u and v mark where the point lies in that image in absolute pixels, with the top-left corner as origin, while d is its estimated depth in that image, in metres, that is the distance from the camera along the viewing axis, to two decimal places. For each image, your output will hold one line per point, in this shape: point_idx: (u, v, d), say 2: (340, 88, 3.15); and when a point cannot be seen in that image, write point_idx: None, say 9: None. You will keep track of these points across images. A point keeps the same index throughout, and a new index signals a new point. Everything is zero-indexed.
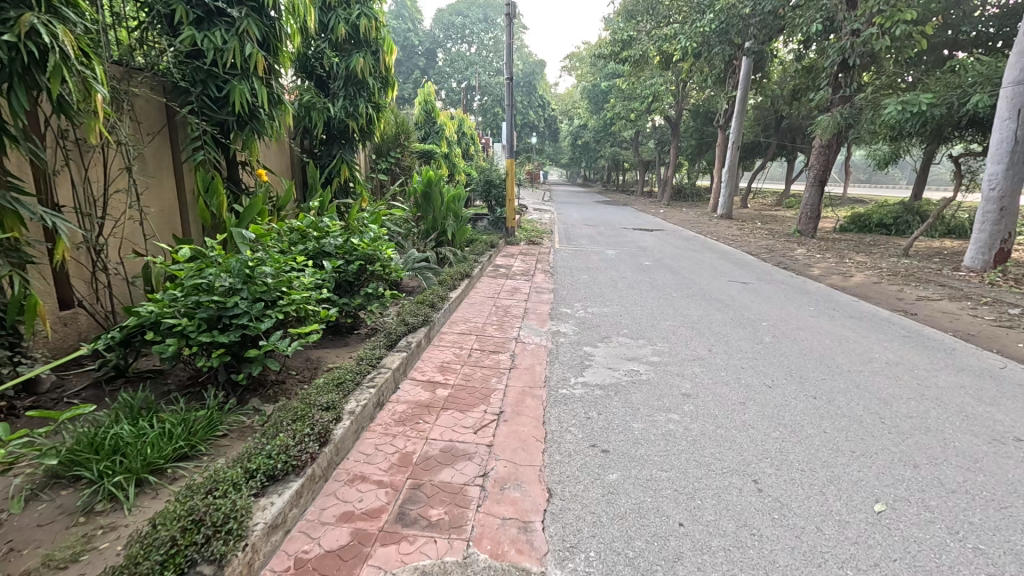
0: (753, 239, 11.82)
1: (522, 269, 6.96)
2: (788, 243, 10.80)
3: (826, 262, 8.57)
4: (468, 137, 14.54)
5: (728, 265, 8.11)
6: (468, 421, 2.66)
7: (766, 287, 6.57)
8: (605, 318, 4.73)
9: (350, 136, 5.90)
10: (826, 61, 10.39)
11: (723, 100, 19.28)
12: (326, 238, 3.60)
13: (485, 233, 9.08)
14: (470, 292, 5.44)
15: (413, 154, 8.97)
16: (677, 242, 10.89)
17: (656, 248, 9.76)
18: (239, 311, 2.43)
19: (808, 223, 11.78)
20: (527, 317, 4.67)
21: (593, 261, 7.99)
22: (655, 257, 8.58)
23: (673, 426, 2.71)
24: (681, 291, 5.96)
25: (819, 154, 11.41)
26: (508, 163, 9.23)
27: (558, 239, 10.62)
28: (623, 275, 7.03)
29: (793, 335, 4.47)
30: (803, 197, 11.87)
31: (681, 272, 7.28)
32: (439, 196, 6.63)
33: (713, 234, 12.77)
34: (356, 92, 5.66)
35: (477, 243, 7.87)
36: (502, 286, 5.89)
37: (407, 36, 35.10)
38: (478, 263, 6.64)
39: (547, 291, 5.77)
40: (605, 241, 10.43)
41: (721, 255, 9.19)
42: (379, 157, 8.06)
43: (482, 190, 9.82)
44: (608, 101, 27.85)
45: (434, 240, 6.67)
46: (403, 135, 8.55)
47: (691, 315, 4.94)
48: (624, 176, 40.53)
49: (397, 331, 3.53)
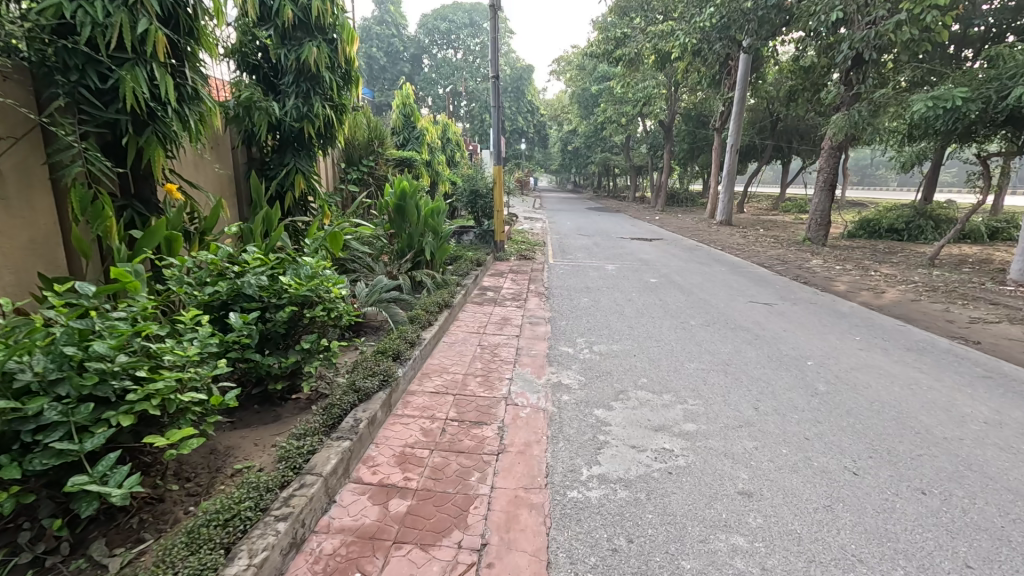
0: (760, 248, 11.03)
1: (514, 292, 6.06)
2: (800, 252, 10.02)
3: (850, 275, 7.76)
4: (453, 143, 13.66)
5: (743, 282, 7.26)
6: (431, 572, 1.73)
7: (795, 309, 5.71)
8: (616, 361, 3.82)
9: (306, 141, 4.98)
10: (838, 56, 9.65)
11: (719, 102, 18.60)
12: (246, 275, 2.67)
13: (471, 248, 8.16)
14: (451, 327, 4.51)
15: (389, 162, 8.08)
16: (681, 253, 10.05)
17: (659, 261, 8.90)
18: (50, 421, 1.49)
19: (819, 230, 11.05)
20: (520, 362, 3.76)
21: (592, 279, 7.11)
22: (661, 273, 7.72)
23: (743, 565, 1.80)
24: (700, 318, 5.08)
25: (829, 156, 10.67)
26: (496, 171, 8.35)
27: (552, 252, 9.74)
28: (628, 296, 6.14)
29: (853, 381, 3.57)
30: (812, 202, 11.13)
31: (693, 292, 6.41)
32: (413, 210, 5.71)
33: (717, 243, 11.98)
34: (310, 88, 4.75)
35: (462, 261, 6.96)
36: (490, 316, 4.99)
37: (391, 42, 34.31)
38: (462, 287, 5.73)
39: (544, 321, 4.87)
40: (604, 254, 9.54)
41: (732, 269, 8.36)
42: (350, 166, 7.35)
43: (467, 200, 8.88)
44: (598, 105, 27.18)
45: (409, 261, 5.74)
46: (379, 141, 7.80)
47: (720, 353, 4.05)
48: (616, 181, 39.91)
49: (342, 401, 2.60)
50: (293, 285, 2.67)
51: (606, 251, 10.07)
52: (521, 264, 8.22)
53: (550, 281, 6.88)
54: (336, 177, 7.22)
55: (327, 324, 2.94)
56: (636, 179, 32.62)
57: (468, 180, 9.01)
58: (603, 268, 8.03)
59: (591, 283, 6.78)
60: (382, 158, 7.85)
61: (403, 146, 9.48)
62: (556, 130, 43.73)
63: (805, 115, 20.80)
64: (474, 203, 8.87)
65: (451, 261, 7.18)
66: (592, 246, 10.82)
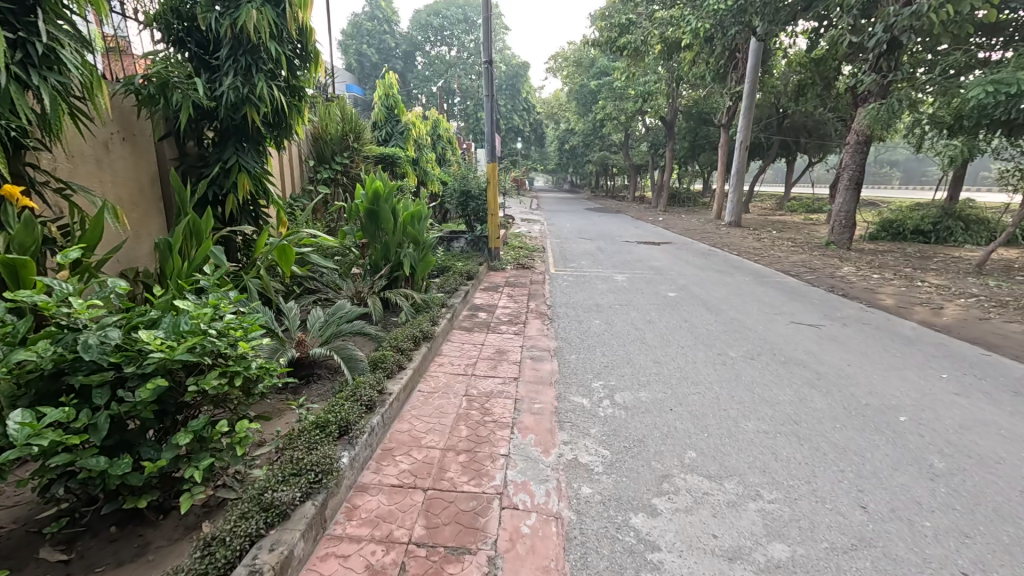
0: (780, 252, 10.10)
1: (510, 313, 5.10)
2: (826, 258, 9.10)
3: (893, 286, 6.82)
4: (445, 140, 12.71)
5: (775, 295, 6.30)
6: None
7: (847, 331, 4.78)
8: (648, 420, 2.86)
9: (252, 133, 4.08)
10: (868, 40, 8.71)
11: (725, 97, 17.66)
12: (87, 329, 1.69)
13: (461, 257, 7.18)
14: (432, 365, 3.56)
15: (368, 159, 7.14)
16: (695, 260, 9.10)
17: (674, 270, 7.94)
18: None
19: (843, 232, 10.12)
20: (520, 422, 2.79)
21: (601, 293, 6.18)
22: (679, 285, 6.77)
23: None
24: (739, 348, 4.14)
25: (855, 150, 9.74)
26: (490, 168, 7.40)
27: (553, 259, 8.81)
28: (646, 315, 5.19)
29: (973, 448, 2.63)
30: (835, 202, 10.21)
31: (721, 309, 5.47)
32: (388, 215, 4.73)
33: (730, 247, 11.03)
34: (251, 65, 3.78)
35: (451, 273, 6.01)
36: (481, 347, 4.03)
37: (382, 39, 33.28)
38: (448, 307, 4.77)
39: (548, 354, 3.91)
40: (610, 262, 8.57)
41: (756, 279, 7.40)
42: (321, 164, 6.46)
43: (457, 202, 7.90)
44: (597, 102, 26.23)
45: (385, 276, 4.77)
46: (356, 135, 6.85)
47: (779, 404, 3.10)
48: (614, 181, 38.96)
49: (240, 534, 1.62)
50: (158, 346, 1.69)
51: (611, 257, 9.13)
52: (519, 275, 7.25)
53: (553, 296, 5.92)
54: (304, 178, 6.29)
55: (233, 396, 1.98)
56: (635, 178, 31.68)
57: (458, 179, 8.01)
58: (612, 279, 7.08)
59: (601, 299, 5.83)
60: (360, 156, 6.90)
61: (385, 142, 8.52)
62: (553, 129, 42.81)
63: (813, 110, 19.90)
64: (464, 206, 7.88)
65: (438, 274, 6.23)
66: (596, 252, 9.86)
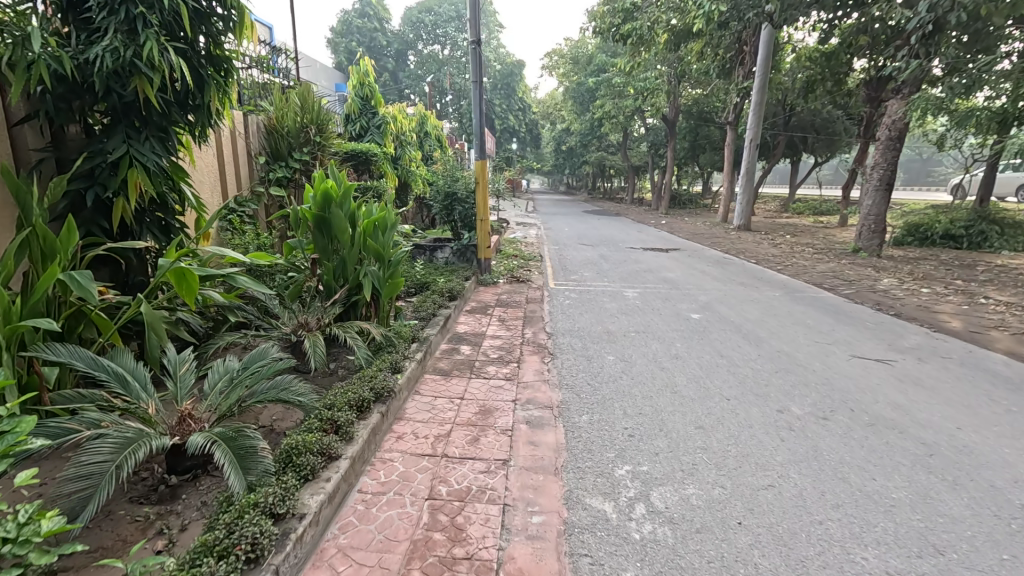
0: (803, 260, 9.12)
1: (501, 345, 4.07)
2: (858, 267, 8.11)
3: (951, 303, 5.83)
4: (432, 138, 11.67)
5: (817, 315, 5.30)
6: None
7: (928, 369, 3.77)
8: (711, 551, 1.82)
9: (150, 113, 3.04)
10: (907, 21, 7.71)
11: (732, 93, 16.71)
12: None
13: (443, 271, 6.13)
14: (388, 440, 2.52)
15: (335, 156, 6.09)
16: (711, 270, 8.10)
17: (690, 283, 6.91)
18: None
19: (872, 237, 9.16)
20: (509, 561, 1.76)
21: (610, 314, 5.16)
22: (701, 302, 5.77)
23: None
24: (803, 401, 3.11)
25: (886, 147, 8.77)
26: (479, 167, 6.37)
27: (552, 270, 7.79)
28: (671, 346, 4.17)
29: None
30: (863, 204, 9.24)
31: (760, 337, 4.45)
32: (343, 223, 3.67)
33: (745, 254, 10.04)
34: (136, 16, 2.73)
35: (431, 293, 4.98)
36: (460, 403, 3.00)
37: (373, 36, 32.34)
38: (422, 341, 3.73)
39: (550, 415, 2.88)
40: (616, 274, 7.54)
41: (786, 294, 6.40)
42: (276, 162, 5.40)
43: (442, 205, 6.81)
44: (595, 100, 25.28)
45: (340, 301, 3.75)
46: (319, 127, 5.79)
47: (898, 511, 2.08)
48: (611, 182, 38.03)
49: None
50: None
51: (616, 267, 8.12)
52: (512, 290, 6.22)
53: (554, 319, 4.88)
54: (253, 178, 5.21)
55: None
56: (634, 179, 30.76)
57: (441, 179, 6.92)
58: (622, 295, 6.05)
59: (612, 323, 4.81)
60: (325, 152, 5.85)
61: (360, 137, 7.44)
62: (549, 129, 41.89)
63: (822, 108, 18.98)
64: (449, 210, 6.79)
65: (416, 292, 5.20)
66: (598, 261, 8.84)
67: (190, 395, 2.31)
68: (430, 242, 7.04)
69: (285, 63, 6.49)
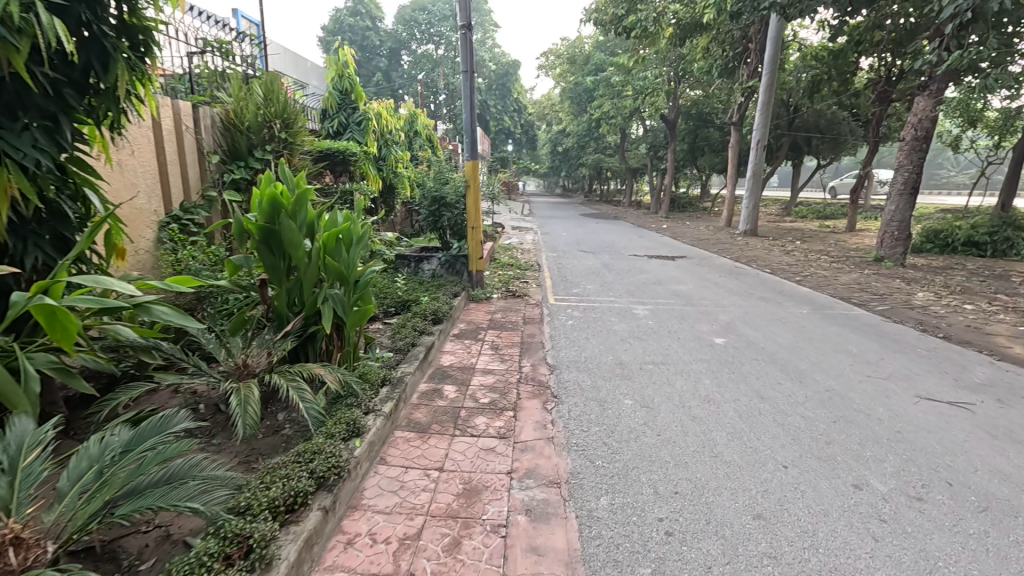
0: (822, 269, 8.45)
1: (494, 384, 3.35)
2: (884, 278, 7.45)
3: (1004, 323, 5.16)
4: (422, 137, 10.95)
5: (857, 340, 4.61)
6: None
7: (1017, 416, 3.08)
8: None
9: (29, 96, 2.29)
10: (940, 10, 7.05)
11: (736, 92, 16.10)
12: None
13: (428, 286, 5.40)
14: (333, 551, 1.79)
15: (305, 155, 5.35)
16: (725, 282, 7.40)
17: (705, 298, 6.22)
18: None
19: (895, 245, 8.51)
20: None
21: (620, 338, 4.46)
22: (722, 323, 5.07)
23: None
24: (883, 472, 2.41)
25: (911, 148, 8.12)
26: (470, 167, 5.65)
27: (551, 281, 7.08)
28: (698, 383, 3.47)
29: None
30: (885, 210, 8.59)
31: (802, 370, 3.76)
32: (295, 236, 2.95)
33: (757, 263, 9.37)
34: None
35: (413, 316, 4.26)
36: (438, 477, 2.28)
37: (365, 35, 31.72)
38: (395, 383, 3.00)
39: (558, 498, 2.16)
40: (622, 286, 6.85)
41: (815, 311, 5.71)
42: (235, 163, 4.67)
43: (428, 211, 6.06)
44: (592, 101, 24.67)
45: (294, 333, 3.02)
46: (285, 121, 5.06)
47: None
48: (608, 185, 37.40)
49: None
50: None
51: (621, 278, 7.43)
52: (507, 307, 5.51)
53: (556, 347, 4.16)
54: (204, 181, 4.46)
55: None
56: (632, 182, 30.14)
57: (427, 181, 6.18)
58: (632, 314, 5.35)
59: (625, 351, 4.10)
60: (293, 150, 5.12)
61: (339, 135, 6.72)
62: (546, 131, 41.25)
63: (827, 109, 18.39)
64: (435, 216, 6.04)
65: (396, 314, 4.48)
66: (601, 270, 8.15)
67: (34, 503, 1.55)
68: (413, 252, 6.29)
69: (250, 50, 5.76)
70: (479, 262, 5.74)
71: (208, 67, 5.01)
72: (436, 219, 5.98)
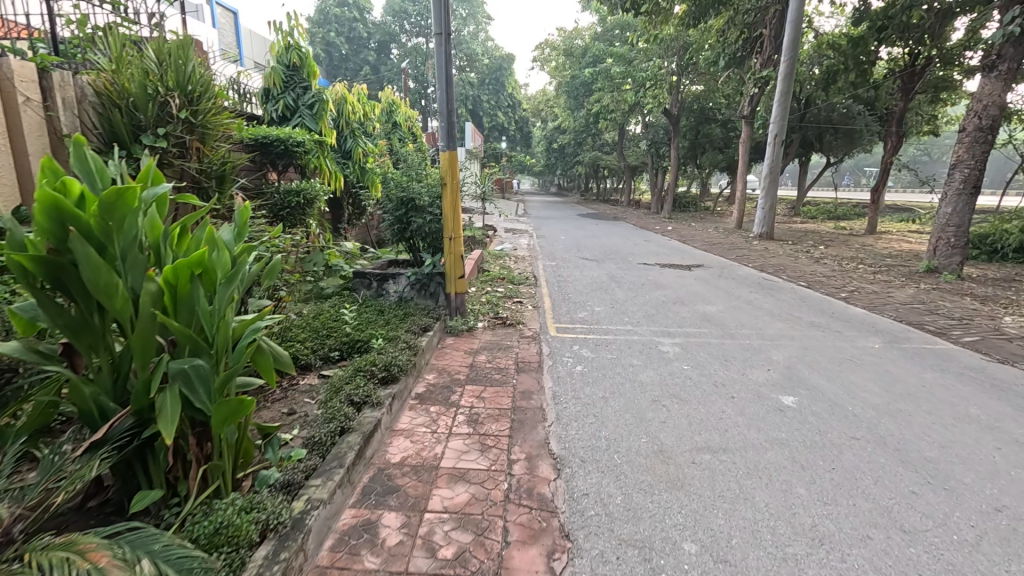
0: (867, 282, 7.22)
1: (467, 508, 2.06)
2: (949, 296, 6.22)
3: None
4: (403, 128, 9.63)
5: (976, 397, 3.35)
6: None
7: None
8: None
9: None
10: None
11: (747, 83, 14.90)
12: None
13: (389, 316, 4.10)
14: None
15: (224, 142, 4.04)
16: (760, 300, 6.13)
17: (745, 325, 4.95)
18: None
19: (950, 254, 7.30)
20: None
21: (650, 398, 3.19)
22: (781, 368, 3.80)
23: None
24: None
25: (973, 140, 6.91)
26: (446, 158, 4.35)
27: (550, 301, 5.81)
28: (790, 498, 2.19)
29: None
30: (939, 212, 7.38)
31: (935, 464, 2.49)
32: (104, 271, 1.63)
33: (788, 273, 8.13)
34: None
35: (358, 373, 2.94)
36: None
37: (352, 26, 30.38)
38: (287, 535, 1.70)
39: None
40: (638, 307, 5.58)
41: (890, 346, 4.45)
42: (113, 152, 3.37)
43: (392, 216, 4.72)
44: (591, 94, 23.43)
45: (111, 443, 1.71)
46: (188, 95, 3.68)
47: None
48: (606, 184, 36.18)
49: None
50: None
51: (635, 295, 6.15)
52: (496, 342, 4.24)
53: (564, 420, 2.87)
54: None
55: None
56: (630, 180, 28.95)
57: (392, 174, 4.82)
58: (659, 353, 4.07)
59: (663, 427, 2.82)
60: (203, 135, 3.79)
61: (286, 120, 5.36)
62: (541, 128, 39.99)
63: (841, 102, 17.23)
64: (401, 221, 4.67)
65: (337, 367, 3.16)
66: (609, 284, 6.88)
67: None
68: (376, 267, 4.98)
69: (158, 7, 4.40)
70: (458, 282, 4.48)
71: (83, 22, 3.65)
72: (400, 225, 4.61)
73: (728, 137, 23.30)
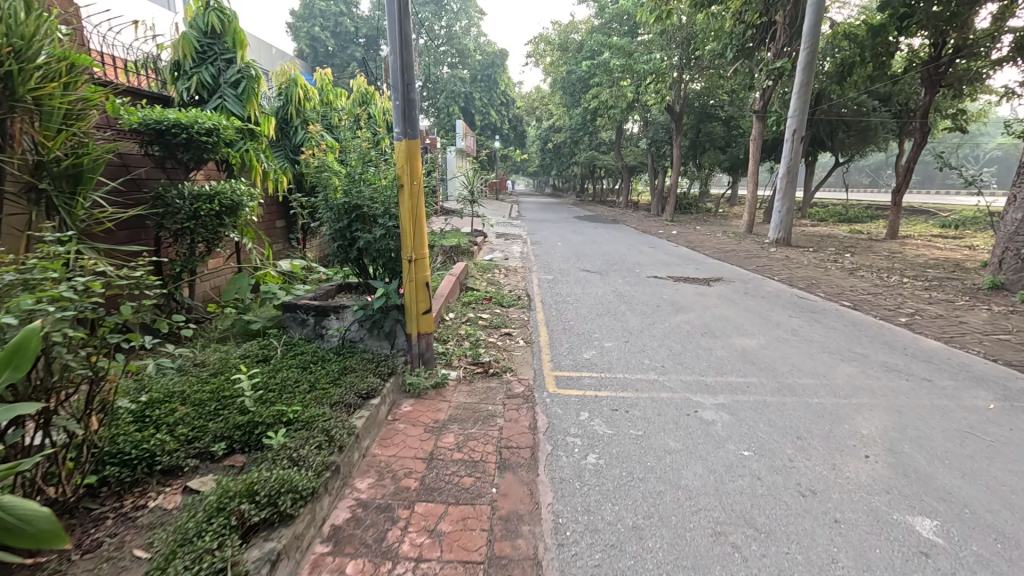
0: (925, 302, 6.04)
1: None
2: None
3: None
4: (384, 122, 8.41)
5: None
6: None
7: None
8: None
9: None
10: None
11: (758, 76, 13.80)
12: None
13: (321, 373, 2.89)
14: None
15: (78, 124, 2.80)
16: (806, 329, 4.95)
17: (804, 372, 3.76)
18: None
19: (1020, 268, 6.13)
20: None
21: (710, 530, 1.99)
22: (884, 455, 2.60)
23: None
24: None
25: None
26: (402, 149, 3.16)
27: (546, 333, 4.61)
28: None
29: None
30: (1007, 218, 6.21)
31: None
32: None
33: (824, 289, 6.95)
34: None
35: (226, 507, 1.72)
36: None
37: (339, 22, 29.19)
38: None
39: None
40: (658, 342, 4.39)
41: (1010, 406, 3.26)
42: None
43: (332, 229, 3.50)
44: (587, 91, 22.35)
45: None
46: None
47: None
48: (603, 185, 35.05)
49: None
50: None
51: (652, 324, 4.96)
52: (472, 407, 3.04)
53: None
54: None
55: None
56: (629, 181, 27.81)
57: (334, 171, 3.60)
58: (702, 428, 2.87)
59: None
60: (40, 116, 2.59)
61: (203, 103, 4.11)
62: (536, 127, 38.76)
63: (855, 97, 16.17)
64: (341, 236, 3.42)
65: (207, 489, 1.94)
66: (617, 306, 5.69)
67: None
68: (316, 295, 3.77)
69: None
70: (425, 319, 3.34)
71: None
72: (341, 241, 3.37)
73: (731, 135, 22.22)
